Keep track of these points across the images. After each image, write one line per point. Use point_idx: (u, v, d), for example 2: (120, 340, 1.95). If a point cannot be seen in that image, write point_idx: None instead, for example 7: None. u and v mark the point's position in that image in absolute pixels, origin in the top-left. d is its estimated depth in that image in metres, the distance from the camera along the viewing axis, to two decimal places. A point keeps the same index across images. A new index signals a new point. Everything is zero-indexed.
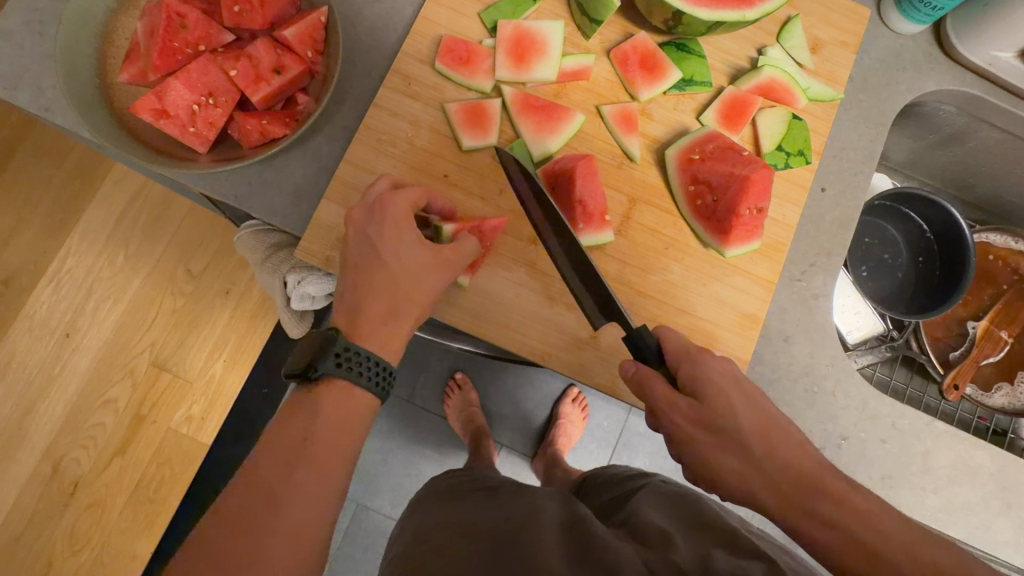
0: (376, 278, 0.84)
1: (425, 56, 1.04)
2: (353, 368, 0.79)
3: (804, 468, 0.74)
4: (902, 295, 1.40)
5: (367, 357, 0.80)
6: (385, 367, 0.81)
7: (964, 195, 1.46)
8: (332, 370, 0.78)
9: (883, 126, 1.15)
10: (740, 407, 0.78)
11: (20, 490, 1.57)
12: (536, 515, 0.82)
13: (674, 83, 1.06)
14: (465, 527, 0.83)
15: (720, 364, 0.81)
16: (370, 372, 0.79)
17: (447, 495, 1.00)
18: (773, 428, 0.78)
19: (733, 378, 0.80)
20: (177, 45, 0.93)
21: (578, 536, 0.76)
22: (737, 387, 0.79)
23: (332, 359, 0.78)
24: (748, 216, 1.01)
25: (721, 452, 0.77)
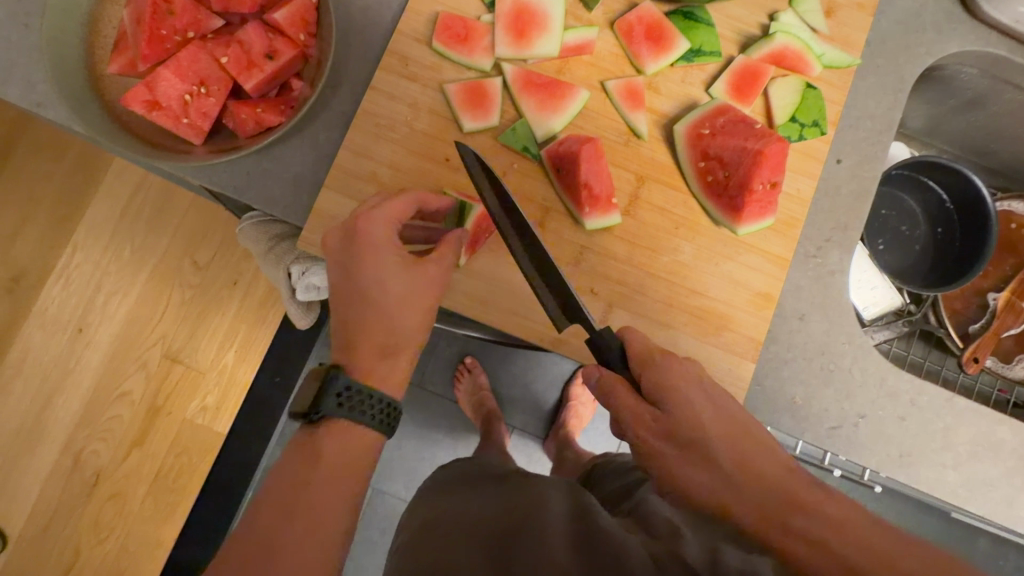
0: (380, 270, 0.82)
1: (422, 35, 1.00)
2: (356, 409, 0.79)
3: (775, 477, 0.72)
4: (919, 268, 1.36)
5: (369, 395, 0.80)
6: (390, 403, 0.81)
7: (985, 161, 1.40)
8: (334, 411, 0.78)
9: (901, 93, 1.10)
10: (705, 414, 0.76)
11: (43, 482, 1.60)
12: (542, 506, 0.81)
13: (682, 54, 1.01)
14: (472, 518, 0.82)
15: (684, 370, 0.80)
16: (374, 410, 0.79)
17: (458, 481, 1.00)
18: (742, 434, 0.76)
19: (699, 384, 0.79)
20: (166, 33, 0.90)
21: (585, 527, 0.75)
22: (703, 394, 0.78)
23: (334, 400, 0.78)
24: (760, 193, 0.98)
25: (688, 465, 0.75)
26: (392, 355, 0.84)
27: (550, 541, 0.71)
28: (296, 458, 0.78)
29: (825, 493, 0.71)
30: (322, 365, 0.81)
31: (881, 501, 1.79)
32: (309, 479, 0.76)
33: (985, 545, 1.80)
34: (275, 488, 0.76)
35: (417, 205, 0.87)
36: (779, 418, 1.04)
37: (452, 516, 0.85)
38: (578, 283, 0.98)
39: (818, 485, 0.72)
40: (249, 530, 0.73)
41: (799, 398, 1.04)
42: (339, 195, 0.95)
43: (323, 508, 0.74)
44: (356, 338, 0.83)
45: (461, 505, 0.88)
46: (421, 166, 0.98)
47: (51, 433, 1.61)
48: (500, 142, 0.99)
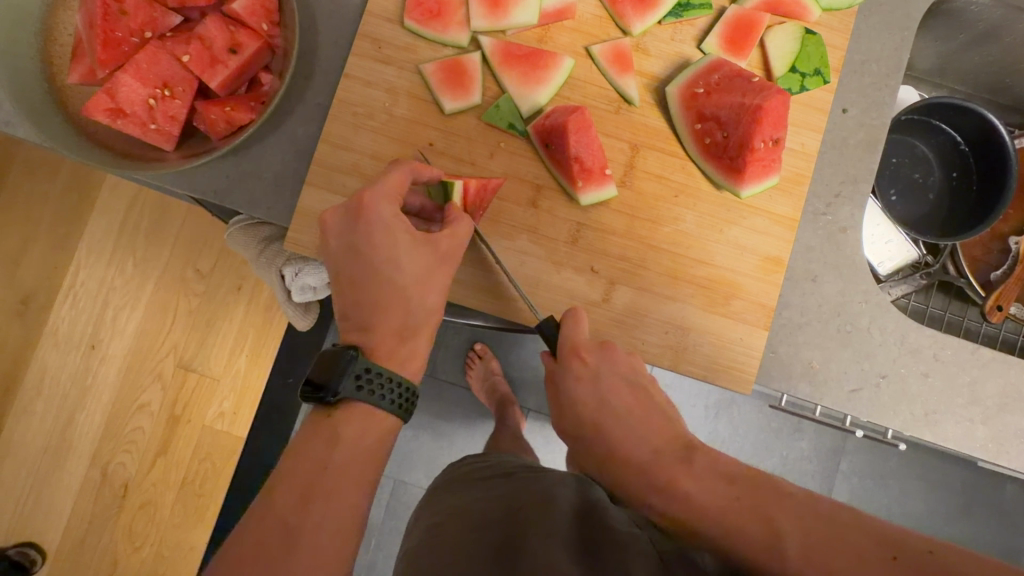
0: (371, 261, 0.80)
1: (393, 14, 0.95)
2: (377, 392, 0.76)
3: (640, 457, 0.73)
4: (935, 216, 1.30)
5: (387, 378, 0.77)
6: (407, 388, 0.79)
7: (1001, 97, 1.33)
8: (352, 394, 0.75)
9: (908, 31, 1.03)
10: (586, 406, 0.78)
11: (75, 498, 1.62)
12: (547, 501, 0.80)
13: (669, 9, 0.95)
14: (480, 516, 0.81)
15: (580, 364, 0.80)
16: (391, 394, 0.77)
17: (471, 477, 0.99)
18: (619, 424, 0.76)
19: (593, 377, 0.79)
20: (121, 35, 0.85)
21: (590, 522, 0.77)
22: (592, 385, 0.78)
23: (353, 382, 0.75)
24: (762, 151, 0.92)
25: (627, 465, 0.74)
26: (390, 350, 0.80)
27: (555, 538, 0.71)
28: (296, 460, 0.74)
29: (682, 467, 0.70)
30: (335, 347, 0.79)
31: (906, 456, 1.76)
32: (313, 485, 0.72)
33: (1014, 491, 1.77)
34: (277, 491, 0.72)
35: (412, 177, 0.83)
36: (797, 385, 0.99)
37: (461, 514, 0.84)
38: (578, 262, 0.94)
39: (679, 457, 0.72)
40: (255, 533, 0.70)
41: (817, 361, 0.99)
42: (322, 191, 0.92)
43: (334, 514, 0.71)
44: (356, 335, 0.80)
45: (469, 502, 0.87)
46: (403, 154, 0.94)
47: (74, 450, 1.62)
48: (483, 120, 0.95)
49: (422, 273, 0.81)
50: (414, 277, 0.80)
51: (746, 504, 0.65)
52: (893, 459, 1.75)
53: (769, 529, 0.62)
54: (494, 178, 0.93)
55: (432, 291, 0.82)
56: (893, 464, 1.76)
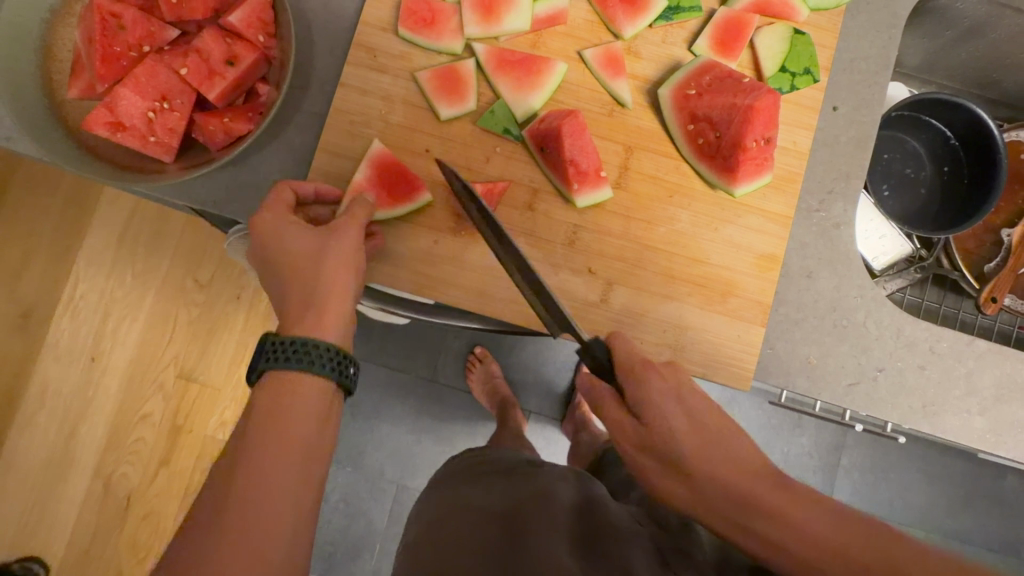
0: (270, 250, 0.79)
1: (387, 24, 0.96)
2: (292, 358, 0.70)
3: (739, 483, 0.66)
4: (927, 211, 1.31)
5: (292, 342, 0.70)
6: (325, 347, 0.71)
7: (989, 92, 1.34)
8: (266, 366, 0.70)
9: (895, 29, 1.04)
10: (681, 428, 0.70)
11: (78, 510, 1.62)
12: (548, 500, 0.82)
13: (660, 13, 0.97)
14: (481, 513, 0.81)
15: (659, 377, 0.74)
16: (301, 355, 0.70)
17: (472, 471, 1.00)
18: (717, 445, 0.69)
19: (677, 396, 0.73)
20: (119, 50, 0.85)
21: (591, 522, 0.80)
22: (669, 403, 0.72)
23: (266, 354, 0.70)
24: (754, 150, 0.94)
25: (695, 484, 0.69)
26: None
27: (557, 538, 0.74)
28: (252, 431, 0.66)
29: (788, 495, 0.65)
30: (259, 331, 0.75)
31: (907, 449, 1.77)
32: None
33: (1015, 482, 1.78)
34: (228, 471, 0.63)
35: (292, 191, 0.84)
36: (794, 380, 1.00)
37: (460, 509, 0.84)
38: (576, 264, 0.96)
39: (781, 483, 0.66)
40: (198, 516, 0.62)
41: (814, 357, 1.00)
42: None
43: None
44: None
45: (470, 497, 0.88)
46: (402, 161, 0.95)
47: (78, 462, 1.63)
48: (479, 126, 0.96)
49: (312, 251, 0.78)
50: (306, 255, 0.77)
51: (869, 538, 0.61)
52: (893, 453, 1.77)
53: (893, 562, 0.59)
54: (499, 182, 0.95)
55: (325, 266, 0.77)
56: (894, 457, 1.77)
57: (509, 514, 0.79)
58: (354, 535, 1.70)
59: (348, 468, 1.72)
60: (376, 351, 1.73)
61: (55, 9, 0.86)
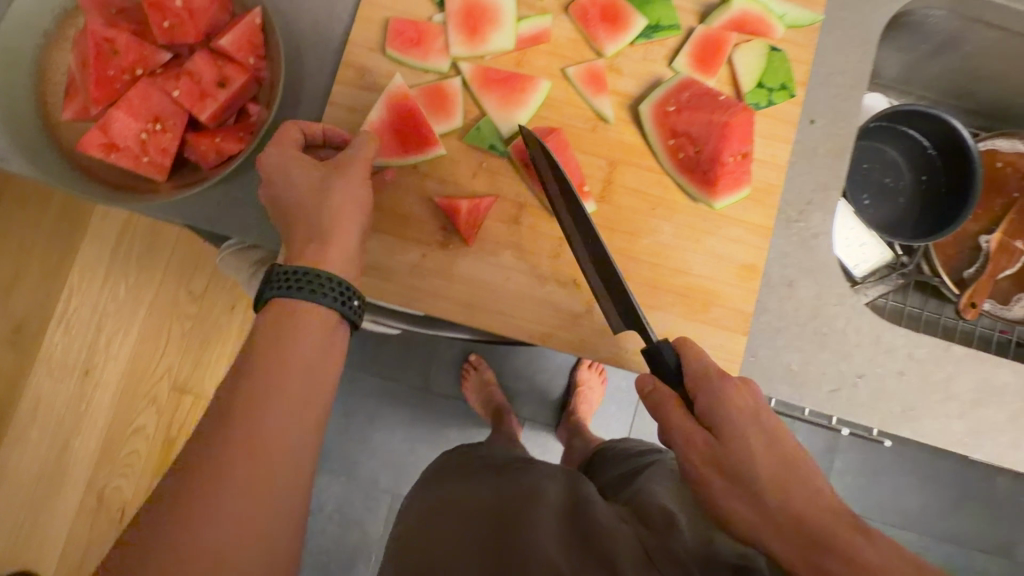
0: (275, 189, 0.82)
1: (375, 43, 0.99)
2: (298, 286, 0.72)
3: (781, 500, 0.69)
4: (906, 220, 1.34)
5: (298, 272, 0.73)
6: (330, 278, 0.74)
7: (965, 103, 1.38)
8: (272, 293, 0.72)
9: (869, 44, 1.08)
10: (756, 445, 0.73)
11: (71, 524, 1.63)
12: (537, 495, 0.87)
13: (640, 31, 1.00)
14: (470, 507, 0.88)
15: (739, 397, 0.76)
16: (307, 283, 0.73)
17: (467, 470, 1.04)
18: (788, 471, 0.71)
19: (752, 417, 0.75)
20: (113, 73, 0.87)
21: (578, 517, 0.83)
22: (737, 422, 0.74)
23: (274, 281, 0.73)
24: (731, 164, 0.97)
25: (738, 498, 0.71)
26: None
27: (543, 541, 0.77)
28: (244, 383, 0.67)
29: (862, 537, 0.66)
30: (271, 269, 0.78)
31: (897, 452, 1.79)
32: None
33: (1005, 483, 1.80)
34: (212, 432, 0.64)
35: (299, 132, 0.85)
36: (777, 387, 1.02)
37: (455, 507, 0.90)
38: (562, 275, 0.98)
39: (857, 527, 0.67)
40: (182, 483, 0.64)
41: (796, 364, 1.03)
42: None
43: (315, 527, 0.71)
44: None
45: (463, 495, 0.93)
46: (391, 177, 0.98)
47: (71, 475, 1.63)
48: (465, 142, 0.98)
49: (315, 187, 0.80)
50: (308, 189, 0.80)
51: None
52: (884, 455, 1.79)
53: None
54: (486, 197, 0.97)
55: (327, 201, 0.79)
56: (886, 460, 1.79)
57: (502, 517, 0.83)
58: (349, 545, 1.71)
59: (343, 478, 1.72)
60: (369, 361, 1.74)
61: (49, 34, 0.88)
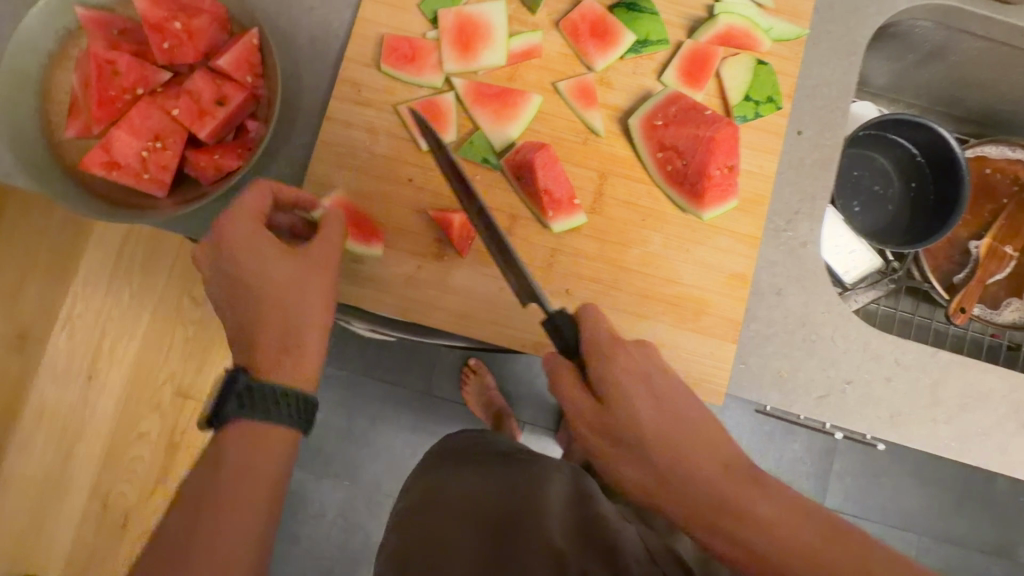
0: (241, 272, 0.80)
1: (371, 59, 1.01)
2: (262, 413, 0.74)
3: (676, 464, 0.73)
4: (896, 226, 1.36)
5: (270, 392, 0.76)
6: (298, 400, 0.77)
7: (955, 110, 1.40)
8: (234, 412, 0.74)
9: (854, 56, 1.09)
10: (643, 407, 0.76)
11: (75, 529, 1.65)
12: (541, 491, 0.94)
13: (629, 46, 1.02)
14: (480, 500, 0.95)
15: (627, 360, 0.78)
16: (278, 406, 0.75)
17: (464, 454, 1.10)
18: (680, 428, 0.76)
19: (643, 380, 0.78)
20: (113, 93, 0.89)
21: (588, 515, 0.92)
22: (641, 392, 0.77)
23: (237, 403, 0.74)
24: (720, 177, 0.99)
25: (628, 462, 0.76)
26: None
27: (550, 523, 0.86)
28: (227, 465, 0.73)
29: (754, 487, 0.71)
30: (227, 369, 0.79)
31: (895, 454, 1.81)
32: None
33: (1003, 485, 1.81)
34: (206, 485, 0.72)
35: (272, 193, 0.84)
36: (767, 394, 1.04)
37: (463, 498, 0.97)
38: (555, 286, 1.00)
39: (747, 476, 0.73)
40: (204, 481, 0.72)
41: (785, 369, 1.05)
42: None
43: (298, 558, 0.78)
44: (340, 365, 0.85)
45: (466, 484, 0.99)
46: (387, 190, 1.00)
47: (75, 481, 1.65)
48: (459, 156, 1.01)
49: (290, 280, 0.81)
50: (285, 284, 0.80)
51: (818, 530, 0.68)
52: (882, 457, 1.80)
53: (841, 559, 0.66)
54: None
55: (303, 295, 0.81)
56: (885, 462, 1.81)
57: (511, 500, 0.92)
58: (350, 549, 1.73)
59: (346, 483, 1.74)
60: (368, 367, 1.77)
61: (52, 54, 0.90)
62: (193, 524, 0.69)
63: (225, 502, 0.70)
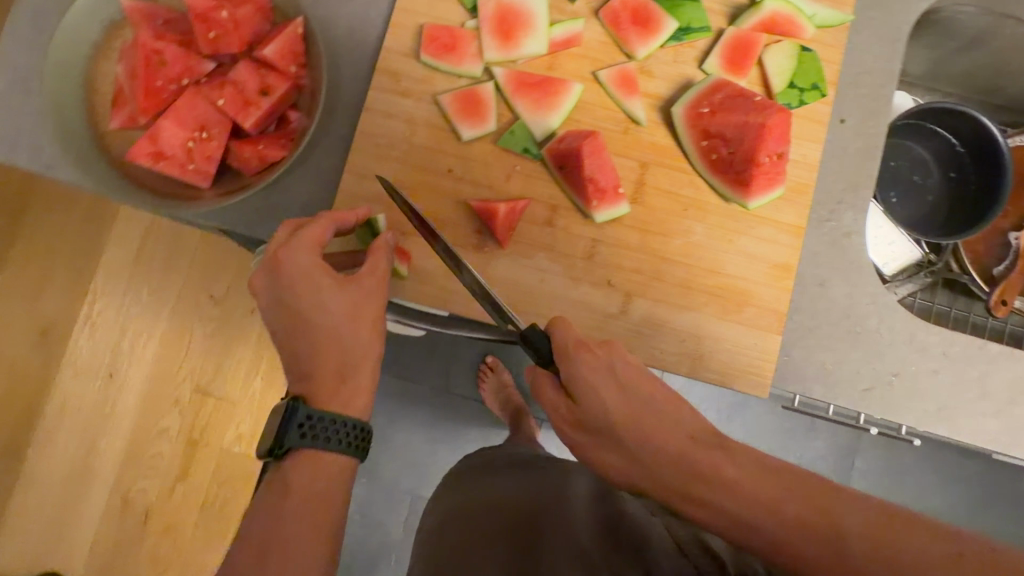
0: (287, 295, 0.81)
1: (409, 49, 1.00)
2: (324, 440, 0.77)
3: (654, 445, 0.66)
4: (935, 217, 1.33)
5: (332, 421, 0.78)
6: (357, 427, 0.79)
7: (993, 99, 1.37)
8: (298, 443, 0.76)
9: (899, 42, 1.08)
10: (609, 397, 0.70)
11: (98, 524, 1.66)
12: (566, 494, 0.94)
13: (672, 33, 1.00)
14: (499, 506, 0.96)
15: (589, 355, 0.74)
16: (339, 435, 0.78)
17: (494, 466, 1.15)
18: (644, 409, 0.69)
19: (609, 369, 0.72)
20: (160, 84, 0.90)
21: (613, 512, 0.89)
22: (610, 379, 0.72)
23: (299, 433, 0.77)
24: (767, 165, 0.97)
25: (606, 453, 0.70)
26: None
27: (572, 528, 0.85)
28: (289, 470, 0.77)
29: (722, 454, 0.63)
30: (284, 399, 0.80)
31: (922, 451, 1.78)
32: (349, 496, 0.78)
33: None
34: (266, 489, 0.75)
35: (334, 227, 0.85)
36: (810, 387, 1.03)
37: (484, 503, 0.99)
38: (596, 276, 0.99)
39: (716, 444, 0.65)
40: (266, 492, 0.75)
41: (830, 362, 1.03)
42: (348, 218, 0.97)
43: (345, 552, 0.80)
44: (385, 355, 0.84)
45: (489, 493, 1.02)
46: (427, 181, 0.99)
47: (97, 477, 1.66)
48: (500, 146, 0.99)
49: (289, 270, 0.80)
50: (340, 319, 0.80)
51: (800, 490, 0.59)
52: (907, 454, 1.78)
53: (828, 519, 0.56)
54: (520, 200, 0.98)
55: (336, 314, 0.81)
56: (910, 459, 1.78)
57: (533, 510, 0.91)
58: (371, 545, 1.72)
59: (364, 479, 1.74)
60: (390, 362, 1.76)
61: (97, 45, 0.91)
62: (264, 538, 0.73)
63: (286, 509, 0.74)
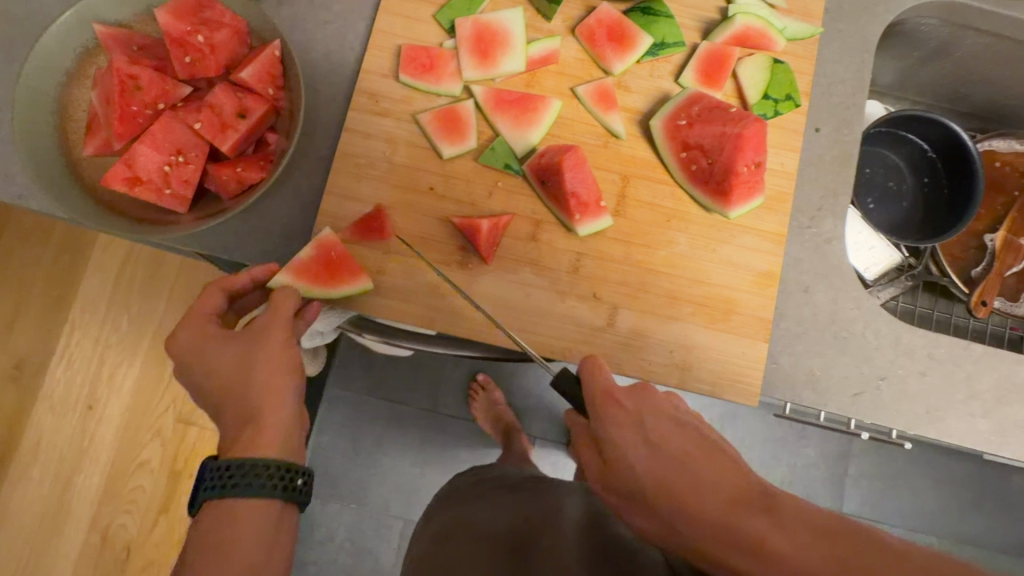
0: (268, 330, 0.79)
1: (389, 70, 1.01)
2: (230, 487, 0.69)
3: (686, 497, 0.63)
4: (911, 221, 1.36)
5: (241, 466, 0.70)
6: (271, 467, 0.70)
7: (960, 106, 1.41)
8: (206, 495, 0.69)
9: (867, 53, 1.11)
10: (636, 453, 0.68)
11: (76, 564, 1.59)
12: (556, 515, 0.91)
13: (647, 49, 1.02)
14: (483, 538, 0.92)
15: (617, 412, 0.72)
16: (251, 479, 0.69)
17: (481, 490, 1.12)
18: (673, 470, 0.65)
19: (638, 423, 0.71)
20: (136, 109, 0.89)
21: (604, 537, 0.85)
22: (637, 432, 0.70)
23: (207, 484, 0.70)
24: (746, 174, 0.99)
25: (636, 513, 0.67)
26: None
27: (562, 558, 0.80)
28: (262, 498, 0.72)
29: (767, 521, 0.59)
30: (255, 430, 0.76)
31: (913, 454, 1.78)
32: None
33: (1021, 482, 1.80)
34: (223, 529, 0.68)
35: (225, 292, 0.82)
36: (800, 393, 1.03)
37: (471, 531, 0.96)
38: (581, 290, 0.98)
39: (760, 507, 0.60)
40: None
41: (818, 368, 1.03)
42: None
43: None
44: None
45: (474, 524, 0.98)
46: (407, 200, 0.98)
47: (73, 515, 1.59)
48: (480, 163, 1.00)
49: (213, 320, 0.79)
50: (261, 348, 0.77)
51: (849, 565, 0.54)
52: (898, 458, 1.78)
53: None
54: (503, 216, 0.98)
55: None
56: (900, 463, 1.78)
57: (518, 551, 0.85)
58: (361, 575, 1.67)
59: (352, 505, 1.70)
60: (377, 384, 1.74)
61: (70, 72, 0.90)
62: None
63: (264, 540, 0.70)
